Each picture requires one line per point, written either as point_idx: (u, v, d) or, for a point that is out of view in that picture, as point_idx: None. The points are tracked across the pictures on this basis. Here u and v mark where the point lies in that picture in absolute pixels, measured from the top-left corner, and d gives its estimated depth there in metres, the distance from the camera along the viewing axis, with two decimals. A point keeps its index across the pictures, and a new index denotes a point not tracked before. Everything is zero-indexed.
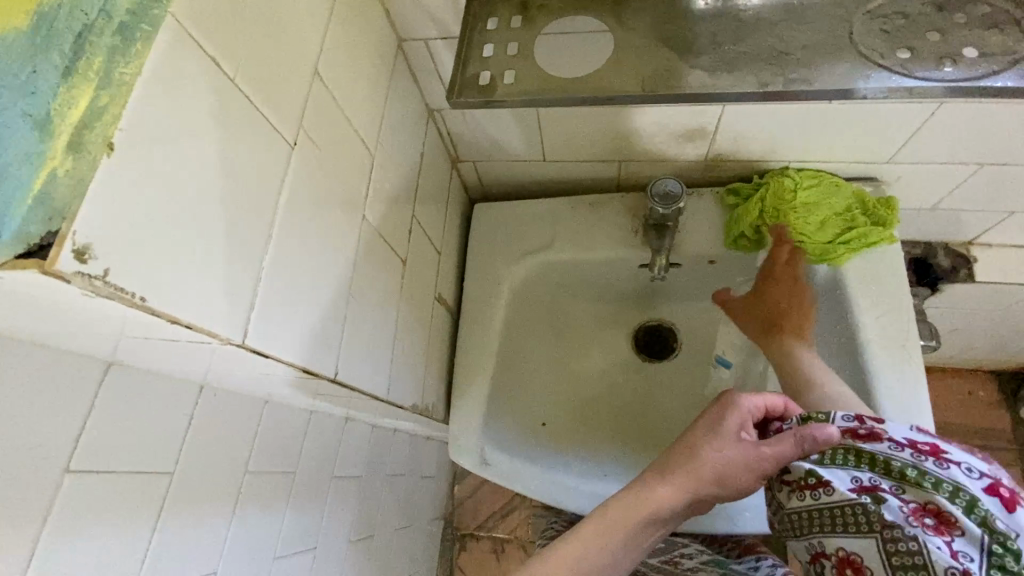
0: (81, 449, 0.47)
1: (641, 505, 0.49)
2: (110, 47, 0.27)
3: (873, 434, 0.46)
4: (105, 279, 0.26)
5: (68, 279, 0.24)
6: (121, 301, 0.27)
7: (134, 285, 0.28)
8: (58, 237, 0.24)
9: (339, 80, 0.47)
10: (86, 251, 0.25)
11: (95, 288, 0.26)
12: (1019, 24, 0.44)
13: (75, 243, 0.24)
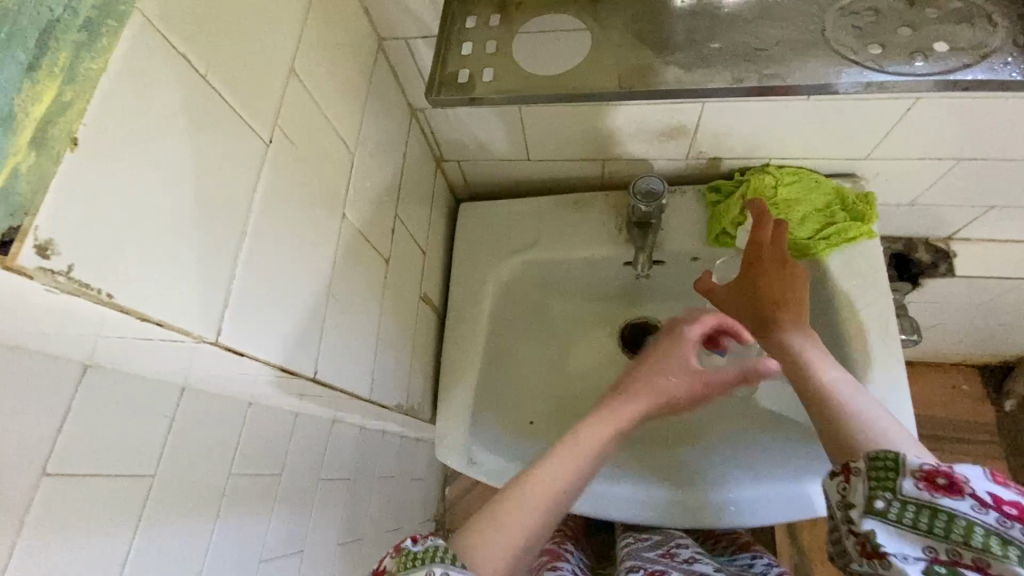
0: (58, 452, 0.47)
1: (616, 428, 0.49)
2: (76, 43, 0.27)
3: (952, 484, 0.36)
4: (69, 275, 0.26)
5: (31, 275, 0.24)
6: (86, 298, 0.27)
7: (99, 281, 0.27)
8: (19, 232, 0.24)
9: (317, 78, 0.47)
10: (49, 246, 0.25)
11: (58, 284, 0.25)
12: (988, 19, 0.45)
13: (38, 238, 0.24)
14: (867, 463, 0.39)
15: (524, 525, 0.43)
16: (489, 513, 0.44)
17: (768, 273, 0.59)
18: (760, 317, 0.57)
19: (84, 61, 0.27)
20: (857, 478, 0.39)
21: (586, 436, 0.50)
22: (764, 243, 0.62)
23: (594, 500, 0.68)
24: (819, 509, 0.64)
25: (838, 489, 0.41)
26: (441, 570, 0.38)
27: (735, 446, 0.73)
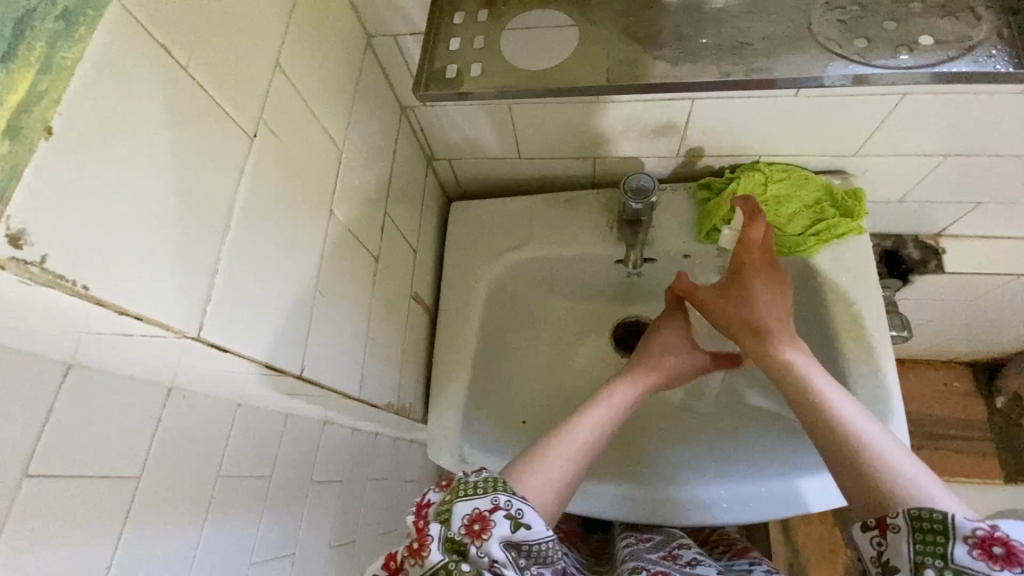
0: (40, 453, 0.46)
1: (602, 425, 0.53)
2: (52, 32, 0.26)
3: (1010, 554, 0.34)
4: (42, 266, 0.25)
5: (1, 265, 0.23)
6: (60, 289, 0.26)
7: (74, 273, 0.27)
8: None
9: (302, 73, 0.47)
10: (21, 236, 0.24)
11: (31, 275, 0.25)
12: (972, 12, 0.45)
13: (8, 227, 0.24)
14: (908, 520, 0.38)
15: (562, 465, 0.50)
16: (533, 454, 0.50)
17: (766, 303, 0.59)
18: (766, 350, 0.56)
19: (60, 50, 0.26)
20: (898, 537, 0.38)
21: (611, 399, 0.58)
22: (755, 269, 0.61)
23: (587, 499, 0.68)
24: (812, 504, 0.63)
25: (874, 546, 0.39)
26: (504, 498, 0.44)
27: (727, 443, 0.73)
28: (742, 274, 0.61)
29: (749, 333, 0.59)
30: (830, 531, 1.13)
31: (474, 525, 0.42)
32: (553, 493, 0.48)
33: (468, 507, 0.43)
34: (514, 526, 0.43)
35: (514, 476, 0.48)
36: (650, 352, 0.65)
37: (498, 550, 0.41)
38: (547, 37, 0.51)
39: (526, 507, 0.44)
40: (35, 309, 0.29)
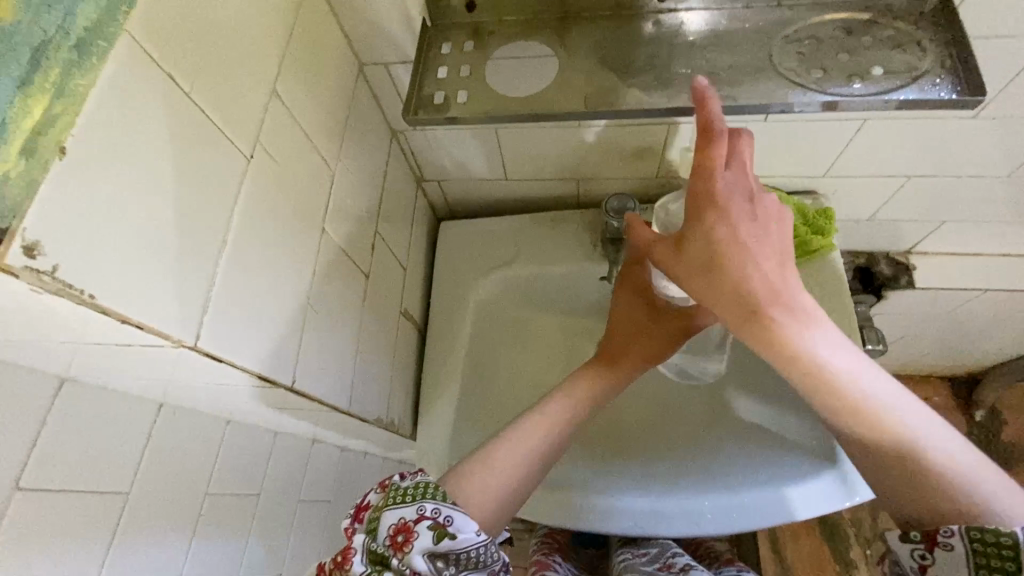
0: (31, 466, 0.47)
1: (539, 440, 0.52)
2: (66, 61, 0.28)
3: None
4: (54, 275, 0.27)
5: (17, 274, 0.25)
6: (70, 298, 0.28)
7: (83, 282, 0.29)
8: (8, 233, 0.25)
9: (298, 98, 0.50)
10: (35, 247, 0.26)
11: (43, 283, 0.26)
12: (919, 44, 0.49)
13: (25, 239, 0.26)
14: (967, 542, 0.35)
15: (506, 490, 0.48)
16: (479, 464, 0.49)
17: (749, 262, 0.42)
18: (757, 337, 0.43)
19: (73, 77, 0.28)
20: (952, 559, 0.35)
21: (549, 414, 0.54)
22: (733, 208, 0.43)
23: (573, 512, 0.69)
24: (798, 512, 0.65)
25: (916, 560, 0.37)
26: (431, 506, 0.43)
27: (710, 454, 0.74)
28: (716, 227, 0.42)
29: (734, 320, 0.43)
30: (818, 546, 1.14)
31: (397, 537, 0.42)
32: (496, 500, 0.48)
33: (395, 517, 0.43)
34: (438, 536, 0.42)
35: (462, 488, 0.47)
36: (623, 357, 0.59)
37: (421, 561, 0.41)
38: (525, 68, 0.55)
39: (455, 514, 0.43)
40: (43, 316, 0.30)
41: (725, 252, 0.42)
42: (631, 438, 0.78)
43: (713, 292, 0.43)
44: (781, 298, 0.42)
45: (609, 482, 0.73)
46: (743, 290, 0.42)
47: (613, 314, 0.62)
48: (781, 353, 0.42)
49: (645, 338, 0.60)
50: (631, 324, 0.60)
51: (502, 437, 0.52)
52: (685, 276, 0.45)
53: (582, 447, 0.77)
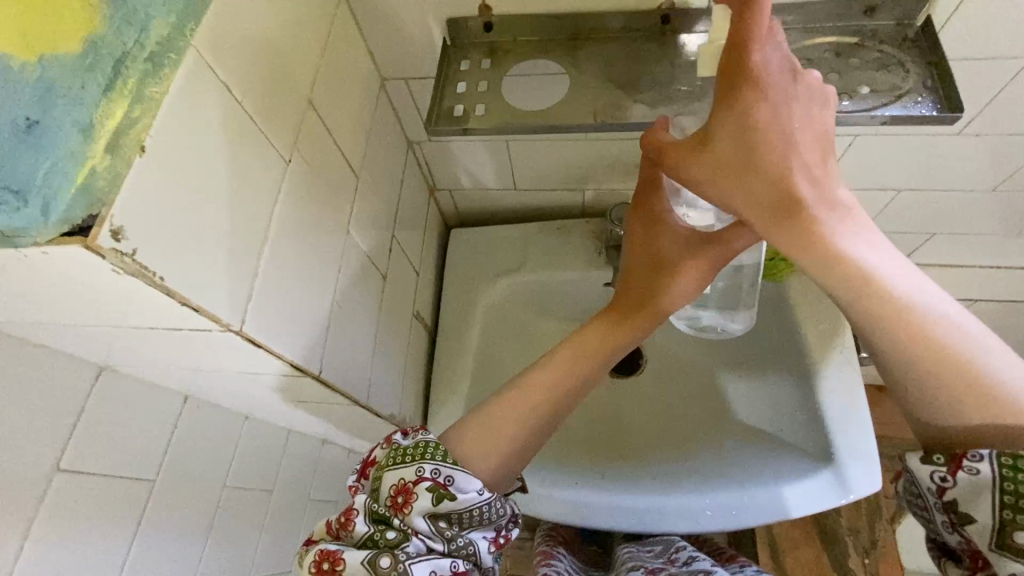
0: (70, 449, 0.50)
1: (540, 394, 0.50)
2: (142, 70, 0.31)
3: None
4: (133, 257, 0.31)
5: (104, 254, 0.29)
6: (144, 280, 0.32)
7: (156, 266, 0.32)
8: (98, 219, 0.29)
9: (329, 109, 0.54)
10: (120, 232, 0.30)
11: (124, 264, 0.30)
12: (903, 66, 0.53)
13: (112, 224, 0.29)
14: (996, 468, 0.32)
15: (513, 442, 0.48)
16: (481, 417, 0.49)
17: (787, 143, 0.38)
18: (785, 234, 0.38)
19: (148, 85, 0.32)
20: (977, 484, 0.33)
21: (556, 362, 0.52)
22: (772, 83, 0.38)
23: (577, 508, 0.71)
24: (793, 510, 0.67)
25: (935, 481, 0.34)
26: (431, 466, 0.44)
27: (712, 454, 0.76)
28: (751, 105, 0.38)
29: (761, 216, 0.39)
30: (817, 555, 1.16)
31: (398, 498, 0.43)
32: (496, 460, 0.47)
33: (395, 478, 0.44)
34: (438, 498, 0.43)
35: (463, 443, 0.47)
36: (639, 306, 0.53)
37: (422, 521, 0.42)
38: (538, 85, 0.59)
39: (455, 474, 0.44)
40: (112, 296, 0.34)
41: (761, 134, 0.38)
42: (634, 440, 0.81)
43: (742, 180, 0.39)
44: (818, 187, 0.38)
45: (612, 479, 0.75)
46: (774, 180, 0.38)
47: (627, 254, 0.55)
48: (814, 251, 0.37)
49: (661, 280, 0.52)
50: (647, 263, 0.52)
51: (500, 397, 0.50)
52: (710, 166, 0.40)
53: (586, 447, 0.80)
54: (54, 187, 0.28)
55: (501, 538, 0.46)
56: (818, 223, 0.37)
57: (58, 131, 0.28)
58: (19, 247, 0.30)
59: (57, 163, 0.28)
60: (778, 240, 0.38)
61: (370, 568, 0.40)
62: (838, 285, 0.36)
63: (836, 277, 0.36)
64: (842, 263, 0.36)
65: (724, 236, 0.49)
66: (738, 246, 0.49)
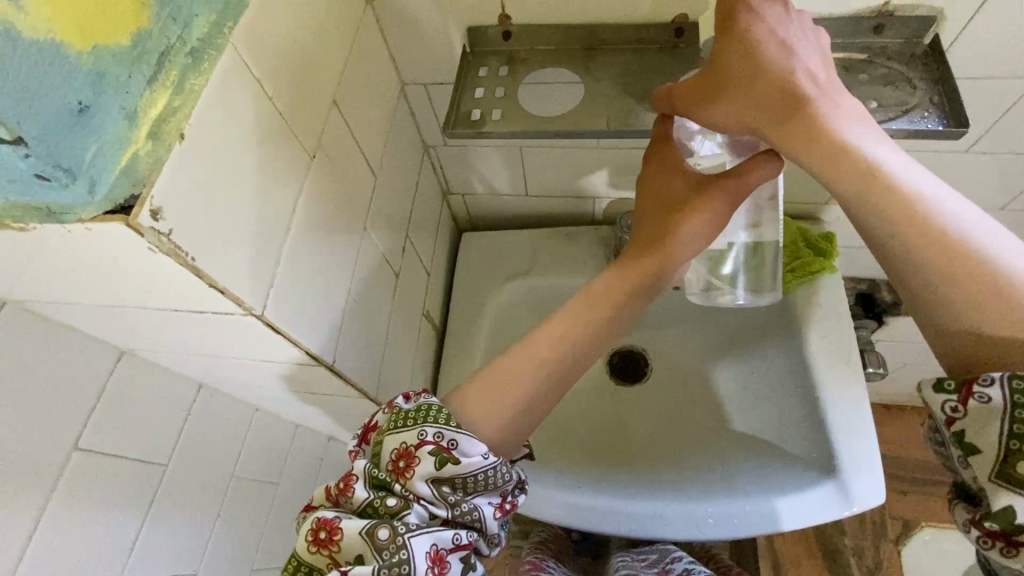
0: (89, 430, 0.52)
1: (551, 345, 0.52)
2: (184, 64, 0.33)
3: None
4: (169, 237, 0.33)
5: (144, 232, 0.32)
6: (177, 260, 0.34)
7: (188, 246, 0.35)
8: (139, 200, 0.31)
9: (351, 109, 0.56)
10: (158, 212, 0.32)
11: (160, 242, 0.33)
12: (909, 82, 0.54)
13: (151, 205, 0.32)
14: (1008, 393, 0.33)
15: (522, 398, 0.50)
16: (490, 373, 0.51)
17: (789, 54, 0.42)
18: (791, 138, 0.41)
19: (189, 77, 0.34)
20: (987, 413, 0.34)
21: (570, 316, 0.53)
22: (767, 8, 0.43)
23: (578, 511, 0.71)
24: (786, 524, 0.67)
25: (946, 412, 0.36)
26: (434, 430, 0.45)
27: (714, 463, 0.76)
28: (750, 23, 0.42)
29: (767, 125, 0.43)
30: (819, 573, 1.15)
31: (399, 462, 0.44)
32: (507, 413, 0.49)
33: (397, 444, 0.45)
34: (440, 463, 0.44)
35: (469, 405, 0.49)
36: (652, 246, 0.53)
37: (423, 486, 0.43)
38: (554, 91, 0.61)
39: (459, 438, 0.45)
40: (146, 274, 0.36)
41: (761, 50, 0.42)
42: (637, 447, 0.81)
43: (749, 95, 0.43)
44: (821, 89, 0.42)
45: (614, 484, 0.75)
46: (782, 84, 0.42)
47: (639, 199, 0.56)
48: (817, 152, 0.40)
49: (670, 218, 0.52)
50: (660, 208, 0.54)
51: (509, 354, 0.52)
52: (716, 86, 0.45)
53: (589, 451, 0.81)
54: (97, 166, 0.30)
55: (505, 505, 0.47)
56: (824, 125, 0.40)
57: (106, 115, 0.30)
58: (63, 223, 0.32)
59: (103, 145, 0.30)
60: (785, 147, 0.42)
61: (369, 539, 0.41)
62: (848, 185, 0.39)
63: (843, 174, 0.39)
64: (847, 159, 0.39)
65: (737, 170, 0.49)
66: (754, 182, 0.49)
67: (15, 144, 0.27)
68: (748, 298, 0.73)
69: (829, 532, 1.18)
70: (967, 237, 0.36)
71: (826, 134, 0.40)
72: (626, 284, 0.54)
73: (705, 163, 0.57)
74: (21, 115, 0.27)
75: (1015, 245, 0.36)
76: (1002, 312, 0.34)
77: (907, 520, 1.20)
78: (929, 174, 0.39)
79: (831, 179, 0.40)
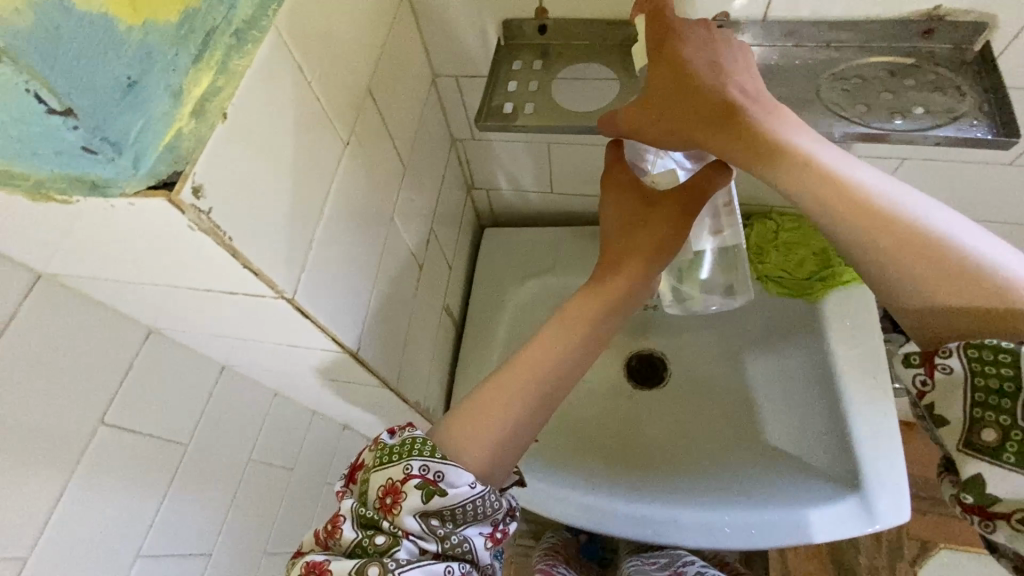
0: (115, 406, 0.53)
1: (533, 370, 0.51)
2: (228, 45, 0.33)
3: None
4: (208, 215, 0.33)
5: (185, 209, 0.32)
6: (214, 238, 0.34)
7: (225, 226, 0.35)
8: (182, 175, 0.31)
9: (384, 97, 0.55)
10: (199, 190, 0.32)
11: (200, 220, 0.33)
12: (959, 88, 0.53)
13: (194, 182, 0.32)
14: (965, 363, 0.35)
15: (503, 426, 0.48)
16: (470, 405, 0.49)
17: (713, 70, 0.46)
18: (730, 142, 0.43)
19: (232, 58, 0.34)
20: (952, 383, 0.36)
21: (547, 340, 0.52)
22: (688, 32, 0.47)
23: (591, 512, 0.71)
24: (817, 535, 0.66)
25: (918, 386, 0.38)
26: (419, 463, 0.44)
27: (733, 472, 0.75)
28: (675, 46, 0.47)
29: (704, 132, 0.45)
30: None
31: (386, 499, 0.44)
32: (491, 445, 0.48)
33: (383, 479, 0.45)
34: (427, 496, 0.43)
35: (453, 437, 0.48)
36: (624, 260, 0.55)
37: (411, 520, 0.43)
38: (590, 89, 0.61)
39: (445, 469, 0.44)
40: (183, 253, 0.36)
41: (691, 66, 0.46)
42: (653, 452, 0.79)
43: (686, 105, 0.46)
44: (751, 98, 0.45)
45: (630, 487, 0.74)
46: (714, 94, 0.44)
47: (603, 224, 0.58)
48: (757, 153, 0.42)
49: (641, 231, 0.55)
50: (624, 225, 0.55)
51: (489, 383, 0.51)
52: (656, 102, 0.47)
53: (604, 453, 0.79)
54: (143, 143, 0.30)
55: (496, 533, 0.47)
56: (755, 125, 0.43)
57: (152, 92, 0.30)
58: (106, 197, 0.32)
59: (148, 122, 0.30)
60: (725, 152, 0.44)
61: None
62: (790, 182, 0.40)
63: (785, 173, 0.40)
64: (786, 158, 0.41)
65: (696, 184, 0.53)
66: (706, 189, 0.53)
67: (65, 115, 0.27)
68: (720, 304, 0.75)
69: (843, 548, 1.16)
70: (918, 224, 0.37)
71: (758, 132, 0.42)
72: (600, 303, 0.53)
73: (663, 179, 0.59)
74: (72, 86, 0.27)
75: (966, 232, 0.37)
76: (964, 285, 0.35)
77: (924, 539, 1.17)
78: (872, 171, 0.41)
79: (774, 179, 0.41)
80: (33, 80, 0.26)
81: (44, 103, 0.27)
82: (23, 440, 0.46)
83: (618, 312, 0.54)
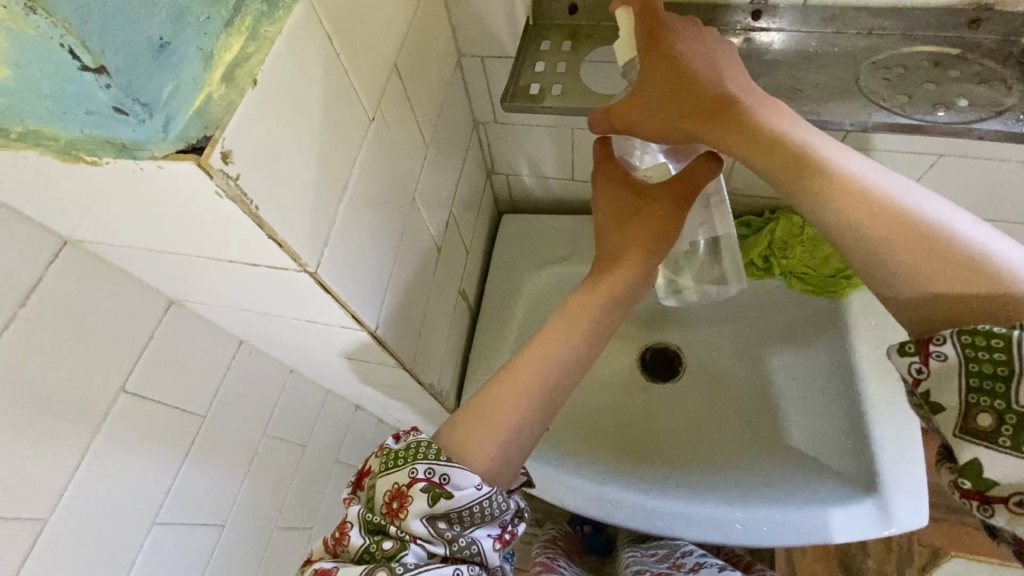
0: (136, 374, 0.53)
1: (538, 367, 0.50)
2: (260, 11, 0.33)
3: None
4: (235, 181, 0.33)
5: (213, 174, 0.32)
6: (241, 207, 0.34)
7: (252, 196, 0.35)
8: (211, 140, 0.31)
9: (410, 74, 0.55)
10: (228, 155, 0.32)
11: (228, 187, 0.33)
12: (1007, 81, 0.50)
13: (223, 148, 0.32)
14: (960, 350, 0.31)
15: (508, 426, 0.48)
16: (475, 406, 0.49)
17: (703, 61, 0.46)
18: (722, 130, 0.43)
19: (263, 24, 0.34)
20: (949, 371, 0.32)
21: (552, 339, 0.51)
22: (678, 26, 0.48)
23: (601, 502, 0.71)
24: (836, 536, 0.65)
25: (911, 373, 0.34)
26: (425, 467, 0.44)
27: (746, 470, 0.74)
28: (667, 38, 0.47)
29: (698, 125, 0.44)
30: None
31: (393, 503, 0.44)
32: (497, 447, 0.47)
33: (389, 485, 0.45)
34: (433, 500, 0.43)
35: (457, 439, 0.47)
36: (623, 252, 0.53)
37: (419, 525, 0.43)
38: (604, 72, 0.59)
39: (451, 472, 0.44)
40: (207, 221, 0.36)
41: (681, 56, 0.46)
42: (664, 444, 0.79)
43: (676, 94, 0.45)
44: (742, 89, 0.44)
45: (640, 479, 0.73)
46: (704, 83, 0.45)
47: (599, 221, 0.56)
48: (747, 139, 0.42)
49: (639, 223, 0.53)
50: (620, 220, 0.54)
51: (494, 382, 0.50)
52: (648, 92, 0.47)
53: (616, 445, 0.79)
54: (175, 105, 0.30)
55: (508, 532, 0.47)
56: (745, 113, 0.42)
57: (184, 53, 0.30)
58: (136, 160, 0.32)
59: (179, 84, 0.30)
60: (719, 143, 0.43)
61: None
62: (777, 171, 0.40)
63: (775, 163, 0.40)
64: (777, 147, 0.40)
65: (688, 172, 0.52)
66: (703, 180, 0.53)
67: (97, 72, 0.26)
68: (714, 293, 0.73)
69: (850, 551, 1.15)
70: (914, 210, 0.35)
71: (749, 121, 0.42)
72: (602, 297, 0.52)
73: (654, 172, 0.58)
74: (105, 42, 0.26)
75: (967, 220, 0.35)
76: (958, 271, 0.33)
77: (935, 547, 1.15)
78: (868, 161, 0.40)
79: (766, 169, 0.41)
80: (66, 34, 0.25)
81: (77, 59, 0.25)
82: (46, 404, 0.46)
83: (617, 304, 0.53)
